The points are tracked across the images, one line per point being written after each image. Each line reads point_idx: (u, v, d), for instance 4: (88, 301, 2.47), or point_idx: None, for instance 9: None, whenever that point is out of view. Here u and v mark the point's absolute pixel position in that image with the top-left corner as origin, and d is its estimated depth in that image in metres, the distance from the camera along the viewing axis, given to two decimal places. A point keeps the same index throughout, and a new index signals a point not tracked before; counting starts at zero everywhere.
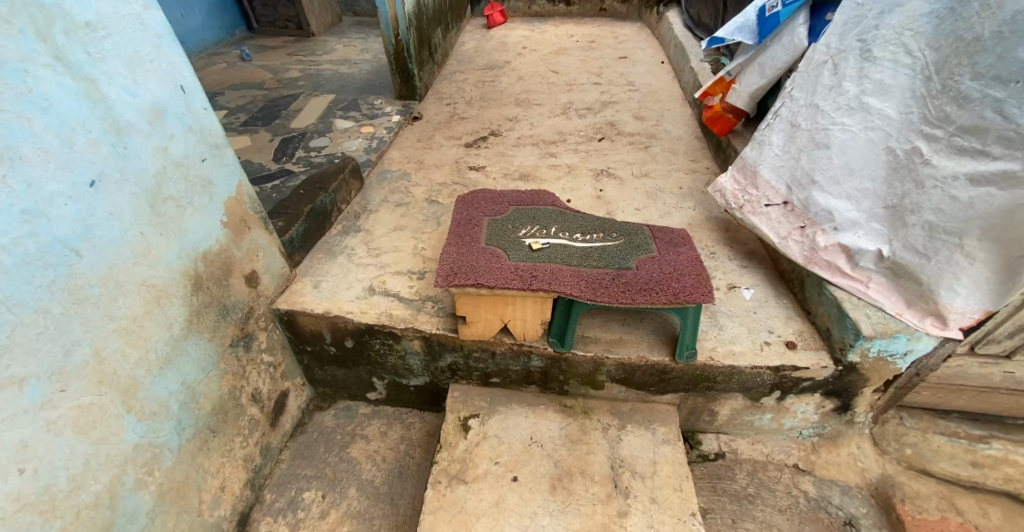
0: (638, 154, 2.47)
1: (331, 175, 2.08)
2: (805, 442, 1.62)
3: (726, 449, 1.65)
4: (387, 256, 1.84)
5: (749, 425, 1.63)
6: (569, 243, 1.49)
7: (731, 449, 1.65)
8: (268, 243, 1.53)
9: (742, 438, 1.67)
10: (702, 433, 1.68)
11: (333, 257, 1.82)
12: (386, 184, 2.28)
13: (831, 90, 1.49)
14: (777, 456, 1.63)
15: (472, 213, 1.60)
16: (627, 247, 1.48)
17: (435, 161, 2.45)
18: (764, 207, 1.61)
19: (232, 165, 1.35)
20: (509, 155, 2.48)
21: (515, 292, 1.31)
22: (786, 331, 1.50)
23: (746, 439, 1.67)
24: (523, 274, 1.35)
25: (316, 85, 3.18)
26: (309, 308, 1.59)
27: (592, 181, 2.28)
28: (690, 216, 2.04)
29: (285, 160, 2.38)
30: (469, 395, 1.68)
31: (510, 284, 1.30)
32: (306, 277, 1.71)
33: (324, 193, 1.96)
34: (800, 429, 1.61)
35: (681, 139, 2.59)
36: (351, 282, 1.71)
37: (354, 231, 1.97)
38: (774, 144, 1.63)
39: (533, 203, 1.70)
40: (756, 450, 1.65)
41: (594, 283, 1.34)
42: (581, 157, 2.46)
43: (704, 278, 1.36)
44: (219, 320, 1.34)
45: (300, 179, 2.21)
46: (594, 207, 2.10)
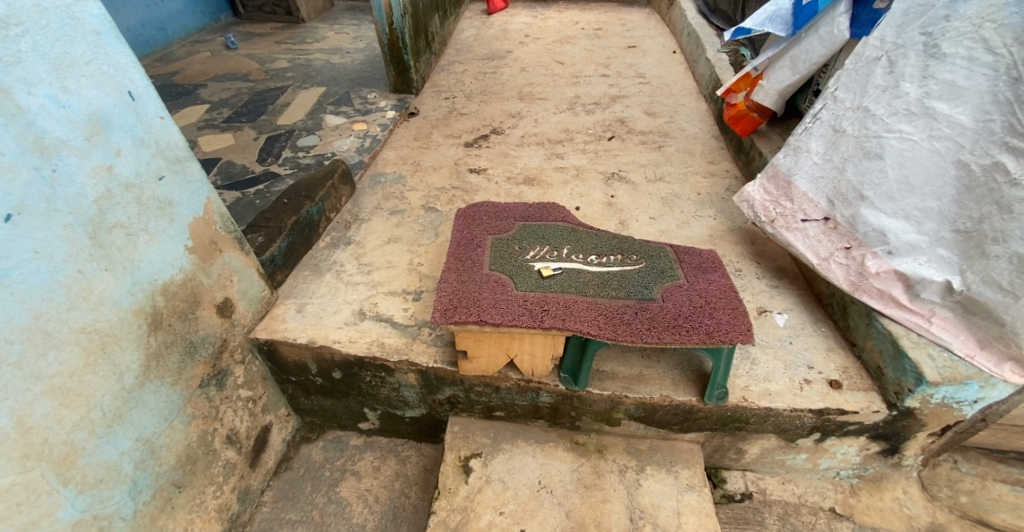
0: (651, 155, 2.27)
1: (320, 180, 1.89)
2: (843, 484, 1.48)
3: (753, 489, 1.52)
4: (380, 273, 1.67)
5: (779, 463, 1.51)
6: (583, 267, 1.31)
7: (759, 489, 1.52)
8: (244, 266, 1.35)
9: (771, 477, 1.54)
10: (725, 470, 1.55)
11: (320, 274, 1.65)
12: (380, 188, 2.09)
13: (884, 91, 1.33)
14: (811, 498, 1.49)
15: (473, 231, 1.42)
16: (649, 272, 1.30)
17: (432, 162, 2.25)
18: (801, 222, 1.49)
19: (197, 181, 1.17)
20: (512, 156, 2.28)
21: (524, 330, 1.13)
22: (828, 367, 1.34)
23: (776, 478, 1.54)
24: (532, 307, 1.17)
25: (305, 77, 2.97)
26: (291, 337, 1.41)
27: (602, 185, 2.10)
28: (711, 227, 1.86)
29: (271, 161, 2.19)
30: (470, 431, 1.54)
31: (517, 321, 1.13)
32: (289, 300, 1.53)
33: (310, 202, 1.77)
34: (837, 469, 1.47)
35: (696, 137, 2.38)
36: (339, 305, 1.54)
37: (344, 243, 1.79)
38: (813, 152, 1.51)
39: (541, 217, 1.52)
40: (787, 491, 1.51)
41: (614, 318, 1.16)
42: (591, 158, 2.26)
43: (742, 312, 1.17)
44: (185, 359, 1.16)
45: (286, 184, 2.02)
46: (604, 216, 1.92)
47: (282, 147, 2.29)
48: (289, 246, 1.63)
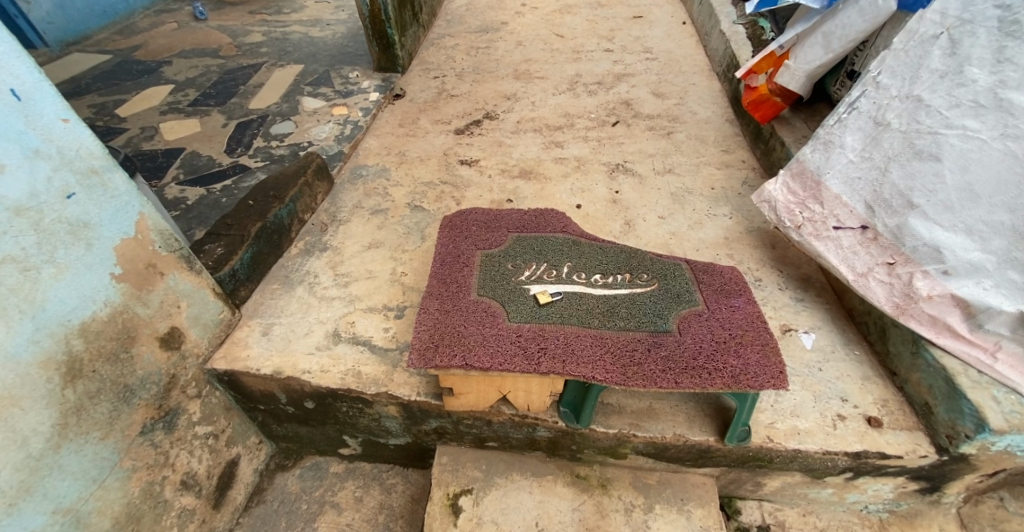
0: (660, 142, 2.05)
1: (291, 177, 1.68)
2: (871, 519, 1.38)
3: (770, 521, 1.43)
4: (358, 285, 1.48)
5: (801, 495, 1.40)
6: (585, 290, 1.13)
7: (777, 522, 1.42)
8: (194, 288, 1.17)
9: (791, 508, 1.44)
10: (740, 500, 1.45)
11: (290, 287, 1.46)
12: (360, 183, 1.87)
13: (943, 78, 1.14)
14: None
15: (459, 245, 1.25)
16: (663, 296, 1.12)
17: (418, 153, 2.02)
18: (833, 229, 1.30)
19: (125, 194, 0.98)
20: (507, 144, 2.07)
21: (517, 374, 0.96)
22: (865, 400, 1.19)
23: (796, 510, 1.44)
24: (527, 344, 1.00)
25: (281, 53, 2.71)
26: (253, 367, 1.23)
27: (606, 179, 1.89)
28: (728, 228, 1.67)
29: (240, 153, 1.88)
30: (460, 463, 1.40)
31: (510, 366, 0.95)
32: (254, 320, 1.35)
33: (279, 203, 1.56)
34: (863, 503, 1.37)
35: (709, 121, 2.16)
36: (310, 326, 1.35)
37: (319, 250, 1.58)
38: (847, 147, 1.31)
39: (538, 227, 1.33)
40: (808, 524, 1.41)
41: (623, 357, 0.99)
42: (594, 147, 2.04)
43: (773, 350, 0.99)
44: (117, 408, 1.00)
45: (257, 179, 1.73)
46: (609, 215, 1.73)
47: (253, 135, 1.99)
48: (254, 255, 1.43)
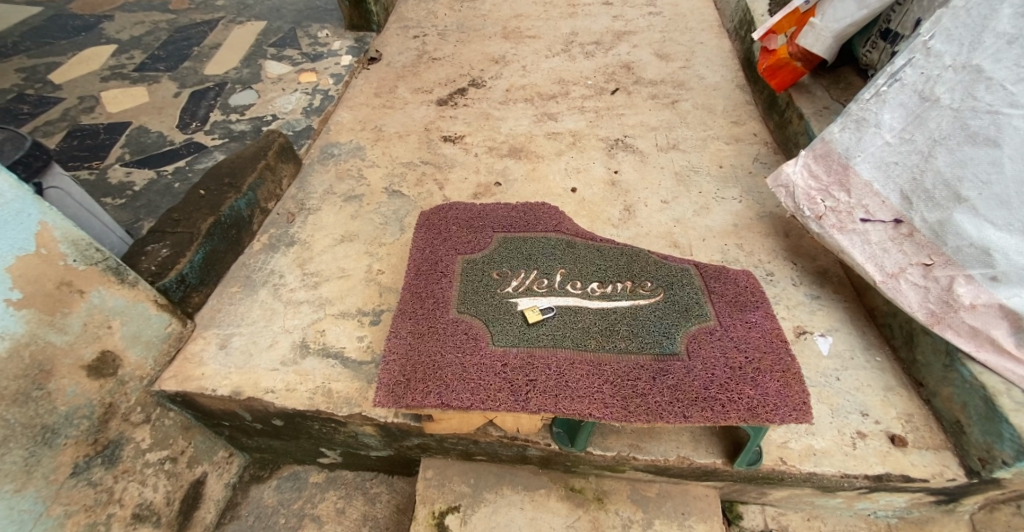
0: (663, 113, 1.86)
1: (246, 159, 1.46)
2: (879, 524, 1.31)
3: (773, 526, 1.36)
4: (329, 286, 1.32)
5: (808, 502, 1.32)
6: (581, 302, 1.00)
7: (780, 526, 1.36)
8: (129, 303, 1.06)
9: (794, 512, 1.37)
10: (743, 505, 1.38)
11: (251, 289, 1.30)
12: (332, 164, 1.64)
13: (1010, 44, 0.96)
14: None
15: (438, 250, 1.14)
16: (669, 310, 0.98)
17: (397, 127, 1.79)
18: (860, 222, 1.16)
19: (15, 202, 0.85)
20: (495, 117, 1.86)
21: (502, 412, 0.85)
22: (887, 415, 1.07)
23: (800, 513, 1.37)
24: (514, 374, 0.87)
25: (242, 8, 2.43)
26: (208, 387, 1.10)
27: (604, 156, 1.71)
28: (737, 213, 1.52)
29: (195, 128, 1.62)
30: (446, 478, 1.31)
31: (493, 404, 0.84)
32: (210, 331, 1.21)
33: (235, 193, 1.35)
34: (870, 509, 1.30)
35: (718, 88, 1.95)
36: (274, 336, 1.21)
37: (285, 244, 1.41)
38: (885, 126, 1.14)
39: (529, 225, 1.21)
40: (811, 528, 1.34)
41: (624, 388, 0.87)
42: (591, 120, 1.85)
43: (796, 375, 0.86)
44: (35, 452, 0.89)
45: (213, 160, 1.50)
46: (606, 199, 1.57)
47: (210, 106, 1.71)
48: (209, 254, 1.26)
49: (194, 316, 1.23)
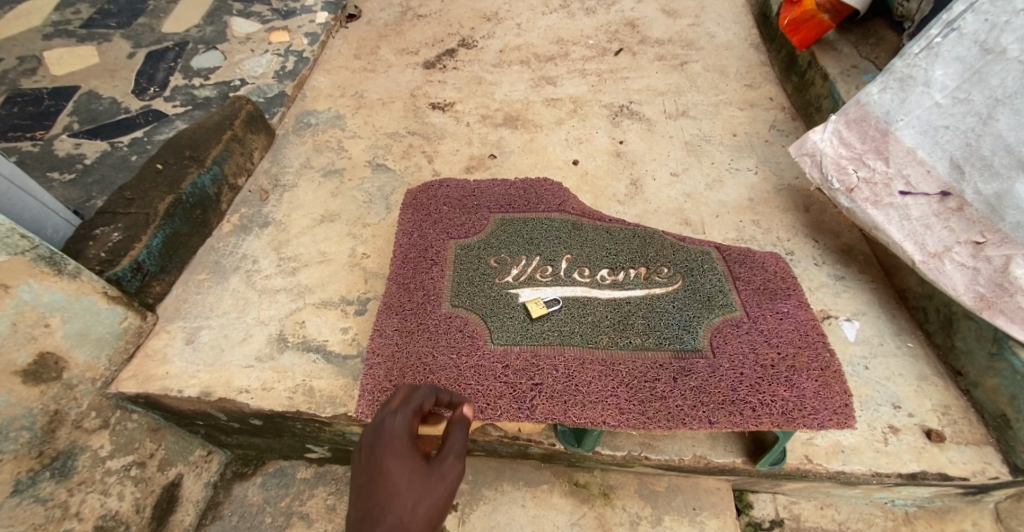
0: (670, 76, 1.71)
1: (210, 129, 1.30)
2: (897, 512, 1.24)
3: (785, 515, 1.29)
4: (308, 272, 1.20)
5: (823, 491, 1.24)
6: (590, 292, 0.90)
7: (792, 515, 1.28)
8: (72, 297, 0.93)
9: (808, 501, 1.29)
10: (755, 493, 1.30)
11: (222, 275, 1.17)
12: (309, 134, 1.49)
13: None
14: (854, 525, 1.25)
15: (427, 233, 1.04)
16: (690, 299, 0.88)
17: (380, 93, 1.63)
18: (898, 194, 1.04)
19: None
20: (488, 81, 1.70)
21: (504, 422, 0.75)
22: (921, 407, 0.99)
23: (813, 502, 1.30)
24: (517, 379, 0.78)
25: None
26: (174, 388, 0.99)
27: (607, 125, 1.57)
28: (753, 186, 1.40)
29: (153, 94, 1.46)
30: None
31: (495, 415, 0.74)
32: (175, 324, 1.09)
33: (197, 167, 1.21)
34: (887, 498, 1.22)
35: (730, 47, 1.80)
36: (247, 329, 1.09)
37: (259, 225, 1.28)
38: (936, 84, 1.02)
39: (529, 205, 1.10)
40: (825, 517, 1.27)
41: (642, 390, 0.77)
42: (593, 84, 1.70)
43: (837, 373, 0.76)
44: None
45: (175, 130, 1.35)
46: (611, 171, 1.44)
47: (169, 69, 1.53)
48: (169, 238, 1.13)
49: (155, 308, 1.10)
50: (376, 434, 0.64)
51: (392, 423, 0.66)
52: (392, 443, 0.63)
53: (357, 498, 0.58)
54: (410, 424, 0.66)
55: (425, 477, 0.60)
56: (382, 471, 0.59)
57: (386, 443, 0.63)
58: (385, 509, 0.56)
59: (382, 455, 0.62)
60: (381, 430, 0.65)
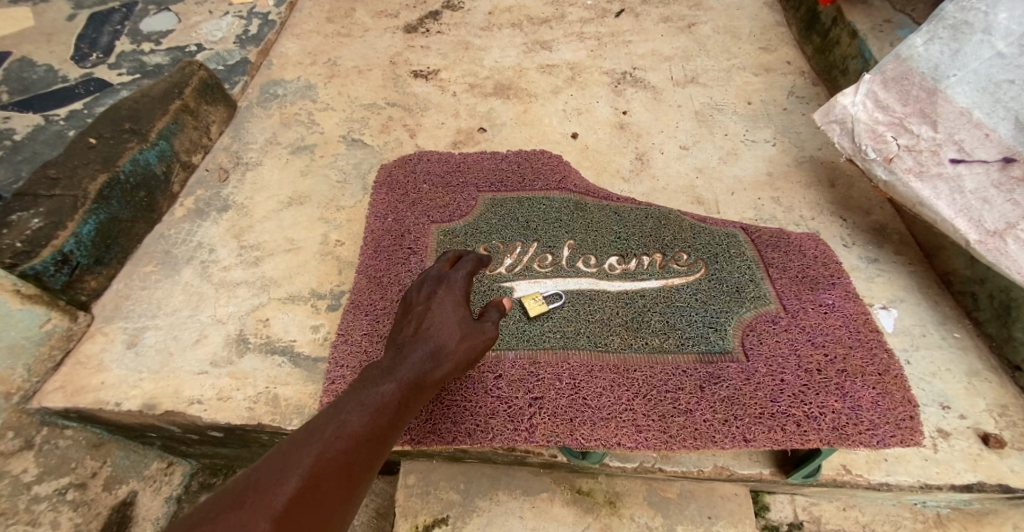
0: (677, 40, 1.55)
1: (157, 98, 1.14)
2: (928, 515, 1.05)
3: (803, 518, 1.10)
4: (272, 262, 1.04)
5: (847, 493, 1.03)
6: (597, 285, 0.81)
7: (811, 518, 1.09)
8: None
9: (828, 501, 1.10)
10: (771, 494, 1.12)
11: (171, 267, 1.03)
12: (275, 106, 1.33)
13: None
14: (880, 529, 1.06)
15: (407, 220, 0.99)
16: (716, 291, 0.79)
17: (355, 60, 1.46)
18: (949, 163, 0.91)
19: None
20: (476, 46, 1.54)
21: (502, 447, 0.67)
22: (974, 408, 0.86)
23: (834, 501, 1.10)
24: (517, 394, 0.70)
25: None
26: (110, 403, 0.85)
27: (609, 93, 1.42)
28: (772, 159, 1.26)
29: (96, 60, 1.28)
30: (431, 483, 1.08)
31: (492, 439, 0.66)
32: (115, 325, 0.94)
33: (139, 142, 1.05)
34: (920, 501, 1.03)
35: (742, 7, 1.63)
36: (200, 329, 0.94)
37: (215, 209, 1.12)
38: (999, 30, 0.89)
39: (525, 181, 1.03)
40: (848, 519, 1.09)
41: (662, 403, 0.67)
42: (592, 49, 1.54)
43: (895, 382, 0.67)
44: None
45: (117, 99, 1.18)
46: (614, 145, 1.29)
47: (115, 32, 1.36)
48: (104, 224, 0.98)
49: (91, 306, 0.96)
50: (435, 282, 0.76)
51: (448, 277, 0.77)
52: (449, 290, 0.74)
53: (414, 321, 0.71)
54: (465, 283, 0.77)
55: (470, 322, 0.71)
56: (438, 307, 0.71)
57: (441, 290, 0.74)
58: (437, 333, 0.67)
59: (438, 298, 0.73)
60: (441, 281, 0.76)
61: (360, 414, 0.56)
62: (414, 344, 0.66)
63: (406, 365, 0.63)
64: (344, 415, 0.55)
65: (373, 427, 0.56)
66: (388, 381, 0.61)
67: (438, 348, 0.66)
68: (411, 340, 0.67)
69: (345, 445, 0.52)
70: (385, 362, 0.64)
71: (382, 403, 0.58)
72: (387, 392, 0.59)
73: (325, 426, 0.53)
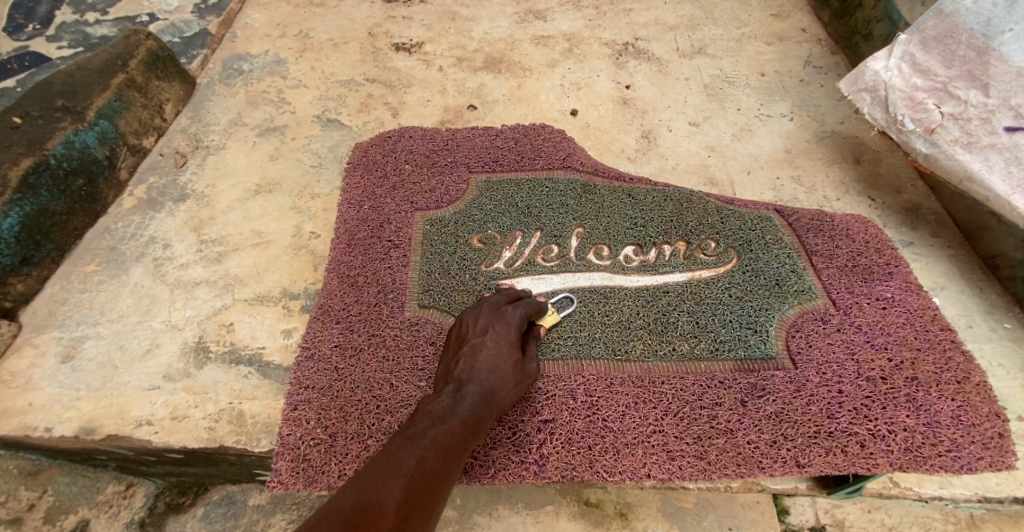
0: (681, 7, 1.42)
1: (98, 72, 1.00)
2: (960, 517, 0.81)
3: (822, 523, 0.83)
4: (235, 258, 0.92)
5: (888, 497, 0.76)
6: (612, 280, 0.77)
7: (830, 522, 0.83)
8: None
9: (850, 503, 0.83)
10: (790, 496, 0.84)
11: (117, 265, 0.90)
12: (240, 83, 1.19)
13: None
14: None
15: (386, 207, 0.89)
16: (754, 284, 0.76)
17: (330, 32, 1.32)
18: (1002, 132, 0.80)
19: None
20: (464, 16, 1.40)
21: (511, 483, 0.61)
22: None
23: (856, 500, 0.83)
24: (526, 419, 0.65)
25: None
26: (41, 426, 0.73)
27: (610, 65, 1.29)
28: (792, 133, 1.14)
29: (33, 31, 1.13)
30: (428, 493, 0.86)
31: (499, 469, 0.61)
32: (49, 336, 0.82)
33: (74, 121, 0.92)
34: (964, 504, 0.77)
35: None
36: (150, 336, 0.82)
37: (170, 198, 0.99)
38: None
39: (523, 160, 0.95)
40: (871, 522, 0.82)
41: (696, 423, 0.64)
42: (590, 18, 1.41)
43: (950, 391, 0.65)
44: None
45: (54, 73, 1.03)
46: (618, 121, 1.17)
47: (55, 1, 1.20)
48: (31, 218, 0.85)
49: (17, 314, 0.84)
50: (490, 310, 0.67)
51: (505, 308, 0.67)
52: (508, 329, 0.65)
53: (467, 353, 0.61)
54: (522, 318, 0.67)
55: (525, 364, 0.64)
56: (496, 345, 0.62)
57: (498, 322, 0.65)
58: (497, 374, 0.60)
59: (495, 334, 0.64)
60: (500, 315, 0.66)
61: (433, 454, 0.51)
62: (472, 380, 0.58)
63: (466, 404, 0.56)
64: (419, 455, 0.50)
65: (447, 465, 0.51)
66: (453, 421, 0.54)
67: (498, 392, 0.59)
68: (468, 375, 0.59)
69: (427, 483, 0.48)
70: (445, 397, 0.57)
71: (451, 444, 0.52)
72: (454, 430, 0.54)
73: (405, 460, 0.49)
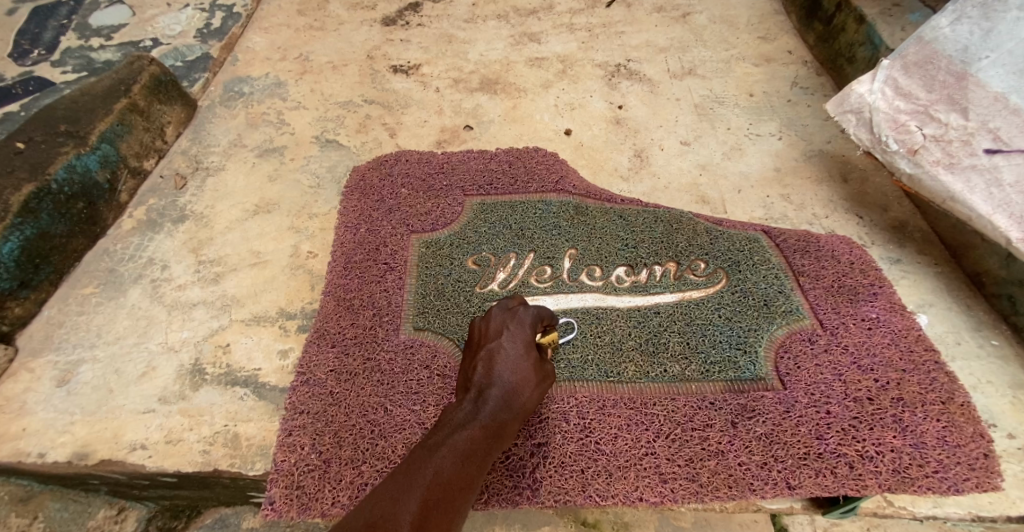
0: (672, 30, 1.46)
1: (100, 98, 1.03)
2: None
3: None
4: (232, 279, 0.93)
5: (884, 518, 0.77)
6: (605, 302, 0.79)
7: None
8: None
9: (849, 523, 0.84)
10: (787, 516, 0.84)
11: (115, 287, 0.91)
12: (240, 105, 1.21)
13: None
14: None
15: (382, 230, 0.91)
16: (743, 305, 0.78)
17: (328, 54, 1.35)
18: (982, 154, 0.83)
19: None
20: (460, 39, 1.43)
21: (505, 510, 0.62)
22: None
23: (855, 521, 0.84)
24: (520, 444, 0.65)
25: None
26: (36, 450, 0.73)
27: (603, 86, 1.32)
28: (781, 153, 1.17)
29: (37, 56, 1.16)
30: None
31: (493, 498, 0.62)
32: (45, 360, 0.82)
33: (76, 145, 0.94)
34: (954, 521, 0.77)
35: None
36: (147, 358, 0.83)
37: (169, 220, 1.00)
38: None
39: (517, 183, 0.97)
40: None
41: (686, 445, 0.65)
42: (583, 40, 1.44)
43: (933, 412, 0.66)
44: None
45: (57, 97, 1.06)
46: (611, 141, 1.19)
47: (60, 27, 1.23)
48: (31, 241, 0.87)
49: (14, 338, 0.84)
50: (502, 312, 0.66)
51: (517, 307, 0.67)
52: (522, 331, 0.64)
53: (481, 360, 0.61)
54: (534, 316, 0.67)
55: (541, 367, 0.64)
56: (510, 347, 0.62)
57: (511, 322, 0.65)
58: (514, 376, 0.59)
59: (510, 337, 0.63)
60: (512, 316, 0.66)
61: (451, 462, 0.50)
62: (490, 385, 0.58)
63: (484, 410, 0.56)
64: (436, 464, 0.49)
65: (468, 472, 0.50)
66: (472, 427, 0.54)
67: (514, 397, 0.58)
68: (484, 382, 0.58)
69: (448, 491, 0.47)
70: (465, 405, 0.57)
71: (471, 451, 0.51)
72: (475, 436, 0.53)
73: (423, 468, 0.48)
